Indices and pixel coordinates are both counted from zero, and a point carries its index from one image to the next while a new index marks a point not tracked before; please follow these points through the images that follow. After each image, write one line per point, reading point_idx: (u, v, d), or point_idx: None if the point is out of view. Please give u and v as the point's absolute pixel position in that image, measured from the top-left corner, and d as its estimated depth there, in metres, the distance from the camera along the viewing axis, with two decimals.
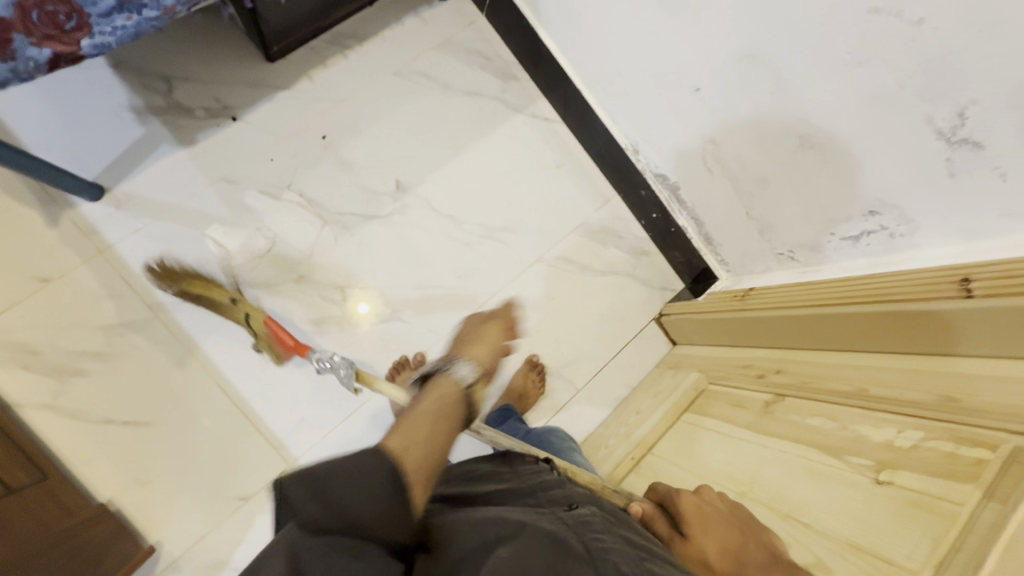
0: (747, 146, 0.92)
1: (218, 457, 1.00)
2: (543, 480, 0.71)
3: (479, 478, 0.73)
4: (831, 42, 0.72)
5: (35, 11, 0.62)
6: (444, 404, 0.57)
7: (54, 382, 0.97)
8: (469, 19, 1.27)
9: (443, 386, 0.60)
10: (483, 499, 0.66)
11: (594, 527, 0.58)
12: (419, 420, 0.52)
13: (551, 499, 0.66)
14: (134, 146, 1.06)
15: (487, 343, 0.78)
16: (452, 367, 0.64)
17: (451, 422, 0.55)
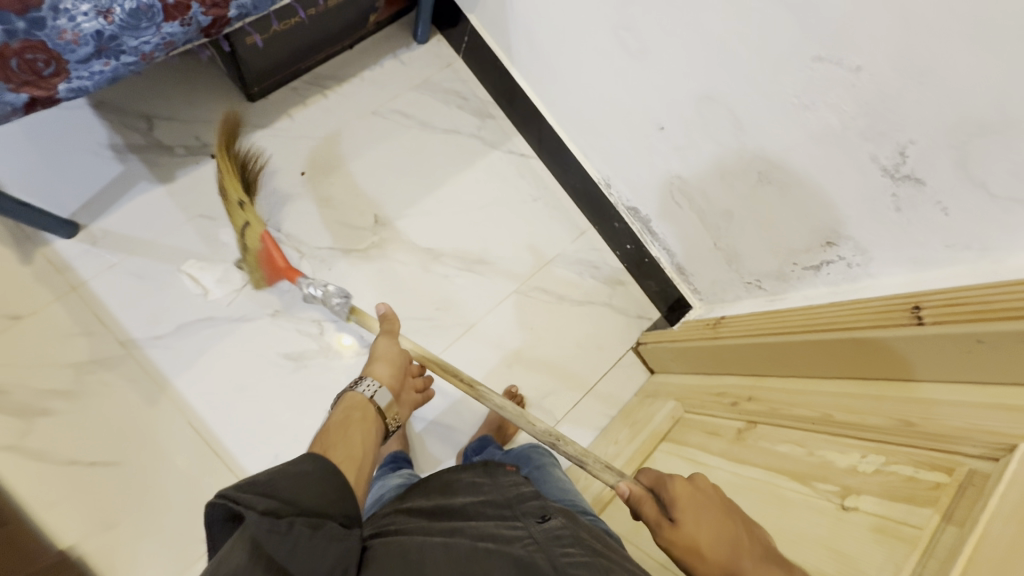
0: (710, 181, 0.96)
1: (189, 497, 0.98)
2: (519, 490, 0.72)
3: (459, 489, 0.73)
4: (780, 85, 0.76)
5: (14, 59, 0.62)
6: (353, 417, 0.70)
7: (18, 423, 0.95)
8: (447, 61, 1.32)
9: (359, 406, 0.72)
10: (461, 512, 0.67)
11: (563, 542, 0.62)
12: (344, 431, 0.67)
13: (524, 511, 0.68)
14: (113, 183, 1.07)
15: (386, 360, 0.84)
16: (360, 383, 0.76)
17: (366, 426, 0.70)
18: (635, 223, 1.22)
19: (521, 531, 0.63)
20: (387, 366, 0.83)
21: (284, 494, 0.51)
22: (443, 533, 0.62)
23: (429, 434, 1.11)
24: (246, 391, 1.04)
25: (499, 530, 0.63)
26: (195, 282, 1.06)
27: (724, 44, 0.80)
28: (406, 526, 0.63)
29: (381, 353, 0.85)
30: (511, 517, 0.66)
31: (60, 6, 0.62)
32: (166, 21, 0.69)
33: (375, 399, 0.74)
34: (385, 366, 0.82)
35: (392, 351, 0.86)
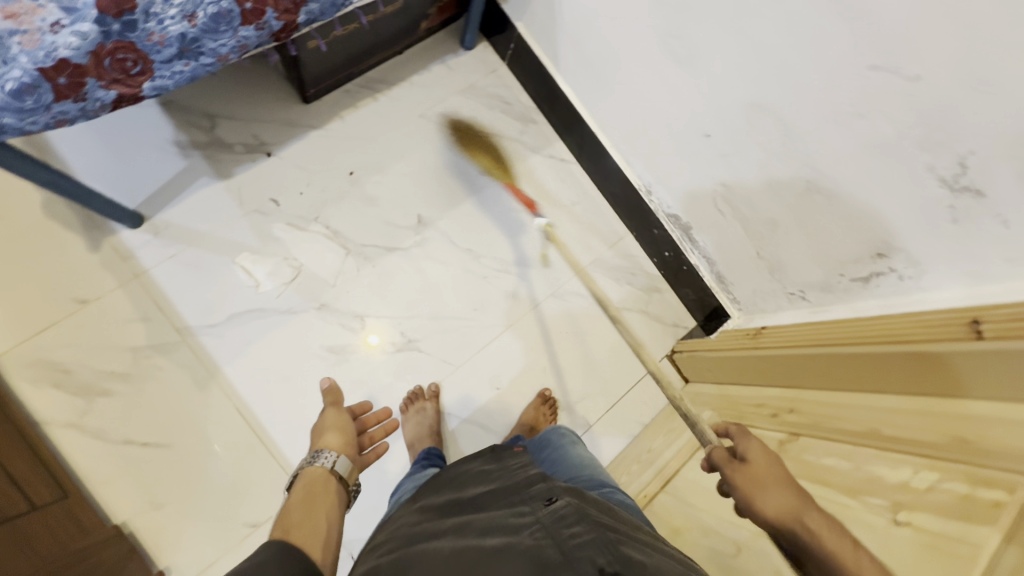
0: (756, 190, 0.96)
1: (235, 481, 1.02)
2: (526, 475, 0.73)
3: (469, 482, 0.75)
4: (834, 94, 0.76)
5: (108, 58, 0.66)
6: (315, 491, 0.76)
7: (81, 402, 0.99)
8: (492, 68, 1.35)
9: (316, 479, 0.79)
10: (474, 505, 0.70)
11: (568, 522, 0.61)
12: (308, 510, 0.72)
13: (531, 494, 0.68)
14: (176, 178, 1.11)
15: (336, 428, 0.91)
16: (316, 456, 0.82)
17: (327, 502, 0.75)
18: (674, 230, 1.22)
19: (528, 517, 0.63)
20: (338, 436, 0.89)
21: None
22: (452, 531, 0.64)
23: (464, 432, 1.13)
24: (291, 382, 1.08)
25: (507, 519, 0.64)
26: (248, 274, 1.10)
27: (778, 53, 0.80)
28: (418, 529, 0.66)
29: (329, 425, 0.91)
30: (519, 502, 0.67)
31: (150, 10, 0.66)
32: (242, 25, 0.73)
33: (335, 469, 0.81)
34: (336, 437, 0.89)
35: (342, 418, 0.94)
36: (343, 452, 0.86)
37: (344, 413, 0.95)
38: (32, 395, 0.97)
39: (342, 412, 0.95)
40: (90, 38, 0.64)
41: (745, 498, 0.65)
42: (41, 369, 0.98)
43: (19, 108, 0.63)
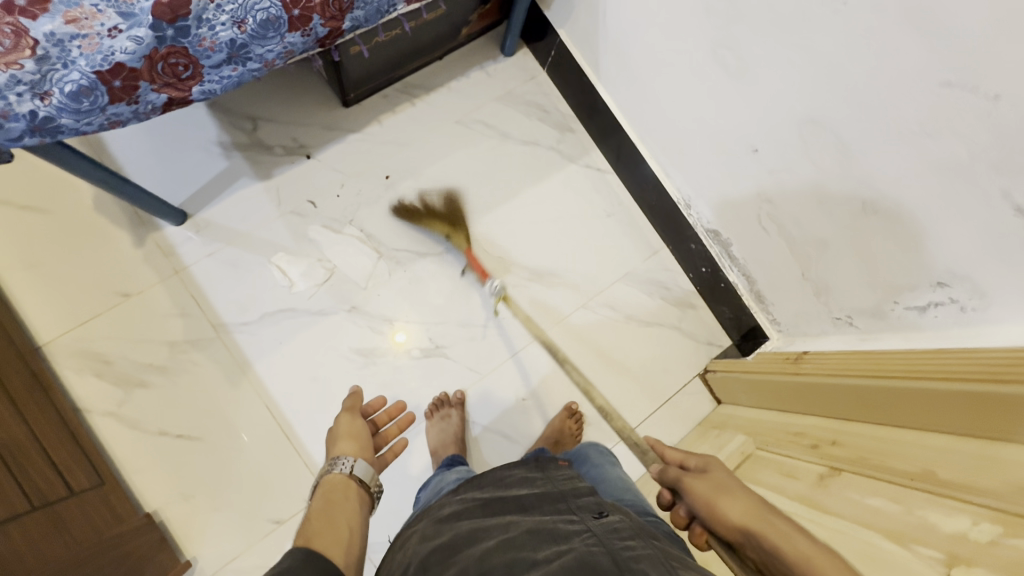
0: (806, 207, 0.92)
1: (261, 477, 1.04)
2: (574, 487, 0.74)
3: (510, 482, 0.75)
4: (900, 113, 0.71)
5: (161, 63, 0.67)
6: (334, 498, 0.74)
7: (120, 392, 1.02)
8: (531, 74, 1.33)
9: (334, 484, 0.77)
10: (520, 505, 0.69)
11: (622, 537, 0.62)
12: (327, 522, 0.69)
13: (581, 506, 0.69)
14: (218, 177, 1.13)
15: (348, 435, 0.87)
16: (336, 460, 0.81)
17: (346, 508, 0.73)
18: (712, 246, 1.19)
19: (579, 525, 0.64)
20: (352, 442, 0.86)
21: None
22: (500, 529, 0.64)
23: (487, 441, 1.12)
24: (320, 382, 1.09)
25: (557, 524, 0.64)
26: (283, 273, 1.12)
27: (840, 67, 0.75)
28: (463, 521, 0.66)
29: (341, 432, 0.88)
30: (568, 511, 0.68)
31: (203, 16, 0.67)
32: (289, 31, 0.74)
33: (356, 473, 0.80)
34: (350, 443, 0.86)
35: (357, 425, 0.91)
36: (364, 457, 0.84)
37: (358, 419, 0.92)
38: (75, 383, 1.01)
39: (356, 419, 0.91)
40: (146, 42, 0.65)
41: (706, 505, 0.65)
42: (85, 359, 1.02)
43: (77, 109, 0.64)
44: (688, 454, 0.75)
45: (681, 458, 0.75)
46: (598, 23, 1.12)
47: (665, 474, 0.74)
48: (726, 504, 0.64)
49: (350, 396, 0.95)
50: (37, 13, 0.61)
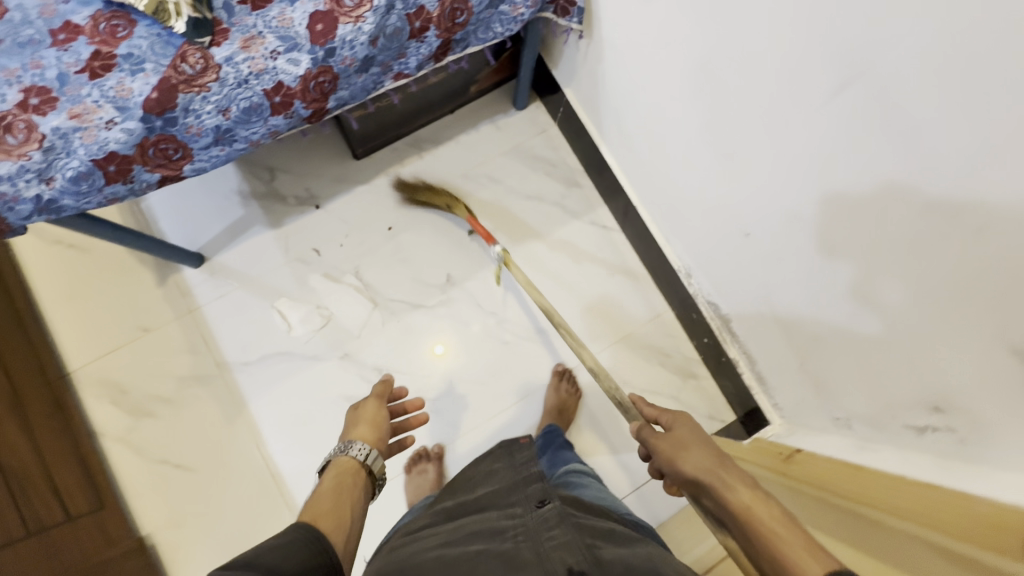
0: (862, 284, 0.72)
1: (245, 513, 1.10)
2: (528, 476, 0.74)
3: (479, 484, 0.77)
4: (886, 227, 0.64)
5: (152, 148, 0.74)
6: (345, 482, 0.69)
7: (130, 419, 1.12)
8: (541, 128, 1.33)
9: (340, 466, 0.72)
10: (475, 504, 0.71)
11: (550, 525, 0.61)
12: (334, 498, 0.66)
13: (526, 496, 0.69)
14: (235, 223, 1.22)
15: (368, 420, 0.83)
16: (348, 444, 0.76)
17: (354, 493, 0.68)
18: (741, 308, 1.02)
19: (515, 519, 0.64)
20: (369, 428, 0.81)
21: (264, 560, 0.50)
22: (446, 532, 0.64)
23: None
24: (308, 425, 1.14)
25: (496, 522, 0.64)
26: (283, 317, 1.18)
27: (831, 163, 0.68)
28: (426, 531, 0.67)
29: (364, 417, 0.83)
30: (512, 505, 0.67)
31: (190, 107, 0.73)
32: (272, 115, 0.79)
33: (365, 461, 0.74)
34: (368, 430, 0.80)
35: (378, 412, 0.85)
36: (376, 448, 0.78)
37: (385, 408, 0.87)
38: (94, 408, 1.11)
39: (382, 409, 0.86)
40: (136, 133, 0.71)
41: (669, 461, 0.67)
42: (104, 388, 1.13)
43: (76, 191, 0.72)
44: (661, 410, 0.77)
45: (655, 415, 0.77)
46: (605, 70, 1.02)
47: (644, 435, 0.75)
48: (684, 458, 0.65)
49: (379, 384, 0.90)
50: (46, 110, 0.69)
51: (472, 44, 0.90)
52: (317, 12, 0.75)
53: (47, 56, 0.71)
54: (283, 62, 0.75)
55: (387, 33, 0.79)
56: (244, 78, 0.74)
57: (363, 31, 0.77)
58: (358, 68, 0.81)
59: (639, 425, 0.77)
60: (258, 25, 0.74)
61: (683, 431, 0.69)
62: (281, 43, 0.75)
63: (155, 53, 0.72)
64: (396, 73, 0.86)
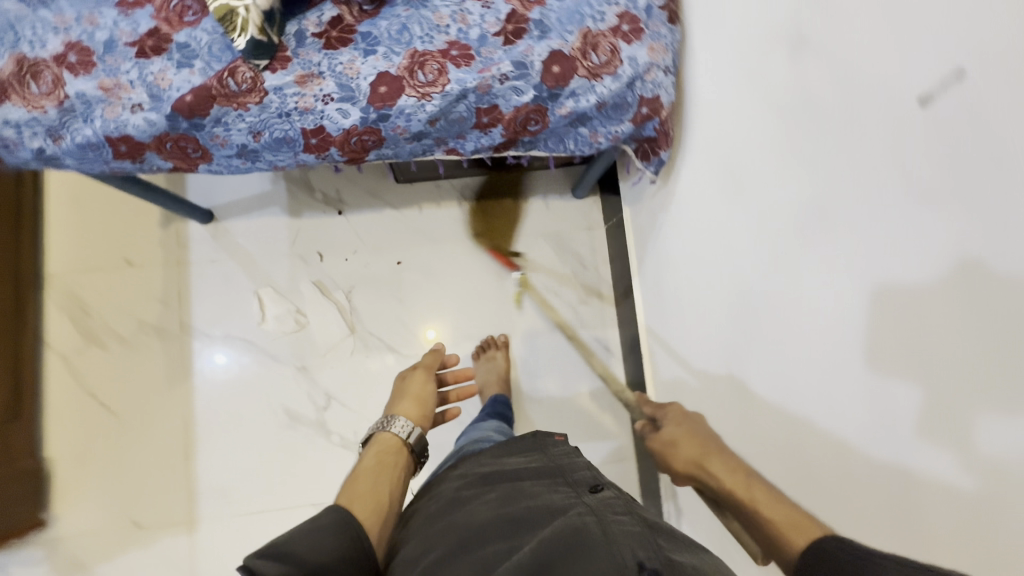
0: (938, 418, 0.45)
1: (145, 477, 1.08)
2: (571, 461, 0.67)
3: (508, 457, 0.70)
4: None
5: (170, 143, 0.70)
6: (387, 461, 0.66)
7: (82, 342, 1.11)
8: (589, 225, 1.25)
9: (383, 441, 0.70)
10: (514, 475, 0.63)
11: (615, 510, 0.54)
12: (373, 476, 0.63)
13: (575, 478, 0.62)
14: (257, 197, 1.18)
15: (411, 395, 0.80)
16: (391, 420, 0.73)
17: (395, 473, 0.65)
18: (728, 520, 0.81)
19: (571, 497, 0.56)
20: (414, 404, 0.79)
21: (297, 554, 0.49)
22: (497, 501, 0.57)
23: None
24: (239, 420, 1.11)
25: (550, 498, 0.57)
26: (260, 307, 1.15)
27: (882, 437, 0.52)
28: (467, 498, 0.60)
29: (409, 392, 0.81)
30: (560, 485, 0.60)
31: (221, 119, 0.69)
32: (304, 151, 0.74)
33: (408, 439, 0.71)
34: (412, 406, 0.78)
35: (424, 388, 0.82)
36: (422, 426, 0.75)
37: (432, 383, 0.85)
38: (53, 318, 1.11)
39: (429, 384, 0.84)
40: (157, 125, 0.67)
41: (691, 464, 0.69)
42: (70, 303, 1.12)
43: (80, 156, 0.69)
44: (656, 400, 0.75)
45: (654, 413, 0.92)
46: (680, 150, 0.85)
47: None
48: None
49: (426, 356, 0.89)
50: (79, 71, 0.66)
51: (539, 148, 0.82)
52: (386, 73, 0.70)
53: (106, 14, 0.67)
54: (333, 108, 0.70)
55: (450, 118, 0.74)
56: (287, 110, 0.70)
57: (426, 108, 0.72)
58: (409, 137, 0.75)
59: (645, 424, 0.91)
60: (322, 65, 0.69)
61: (675, 431, 0.77)
62: (339, 90, 0.70)
63: (210, 53, 0.67)
64: (449, 148, 0.80)
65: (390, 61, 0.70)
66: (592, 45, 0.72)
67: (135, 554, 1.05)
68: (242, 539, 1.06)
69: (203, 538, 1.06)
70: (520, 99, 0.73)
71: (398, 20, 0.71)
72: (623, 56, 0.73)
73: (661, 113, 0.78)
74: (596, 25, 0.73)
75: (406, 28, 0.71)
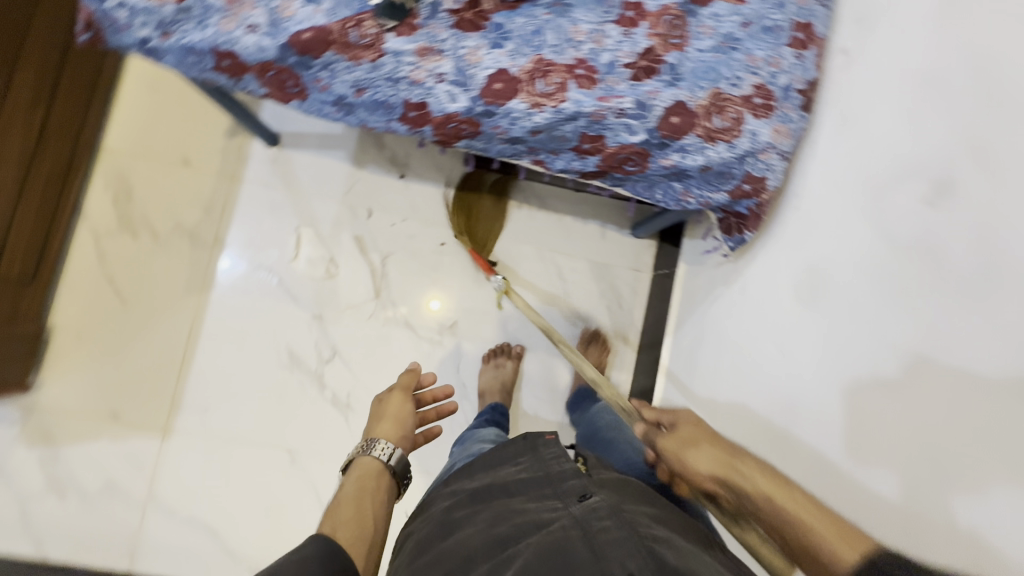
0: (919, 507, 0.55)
1: (136, 373, 1.08)
2: (556, 462, 0.63)
3: (496, 460, 0.66)
4: None
5: (272, 73, 0.68)
6: (368, 489, 0.62)
7: (116, 224, 1.10)
8: (638, 266, 1.22)
9: (362, 468, 0.65)
10: (502, 487, 0.60)
11: (603, 518, 0.53)
12: (351, 507, 0.60)
13: (562, 483, 0.59)
14: (326, 136, 1.16)
15: (390, 415, 0.73)
16: (369, 443, 0.67)
17: (376, 500, 0.62)
18: None
19: (558, 511, 0.55)
20: (394, 425, 0.72)
21: None
22: (485, 521, 0.55)
23: (304, 513, 1.07)
24: (243, 347, 1.11)
25: (537, 514, 0.55)
26: (297, 244, 1.14)
27: None
28: (456, 515, 0.58)
29: (387, 412, 0.74)
30: (547, 496, 0.58)
31: (330, 66, 0.67)
32: (398, 120, 0.73)
33: (389, 463, 0.66)
34: (392, 427, 0.71)
35: (402, 407, 0.75)
36: (404, 446, 0.70)
37: (410, 400, 0.77)
38: (94, 191, 1.10)
39: (409, 404, 0.76)
40: (265, 53, 0.65)
41: (675, 459, 0.61)
42: (115, 182, 1.11)
43: (182, 58, 0.67)
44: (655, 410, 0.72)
45: (656, 417, 0.69)
46: (772, 225, 0.84)
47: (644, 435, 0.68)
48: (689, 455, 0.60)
49: (404, 374, 0.79)
50: None
51: (624, 186, 0.82)
52: (506, 71, 0.68)
53: None
54: (442, 89, 0.68)
55: (553, 133, 0.72)
56: (397, 78, 0.67)
57: (534, 119, 0.70)
58: (505, 139, 0.74)
59: (642, 429, 0.68)
60: (446, 43, 0.67)
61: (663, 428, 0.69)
62: (455, 73, 0.68)
63: None
64: (538, 158, 0.79)
65: (514, 60, 0.68)
66: (718, 108, 0.70)
67: (106, 444, 1.05)
68: (210, 462, 1.07)
69: (174, 449, 1.06)
70: (629, 138, 0.71)
71: (536, 21, 0.68)
72: (745, 128, 0.71)
73: (761, 195, 0.76)
74: (730, 89, 0.70)
75: (540, 32, 0.68)
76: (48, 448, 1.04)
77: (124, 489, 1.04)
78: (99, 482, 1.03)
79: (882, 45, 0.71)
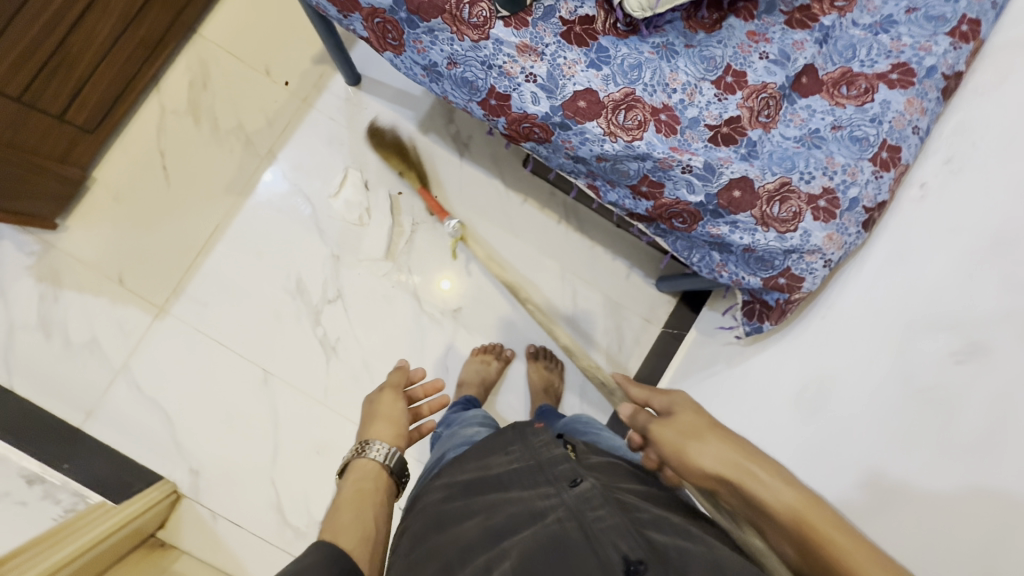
0: None
1: (153, 249, 1.11)
2: (546, 450, 0.63)
3: (486, 453, 0.66)
4: None
5: (378, 19, 0.69)
6: (366, 490, 0.58)
7: (184, 107, 1.14)
8: (650, 317, 1.22)
9: (362, 470, 0.60)
10: (496, 480, 0.60)
11: (596, 505, 0.52)
12: (349, 507, 0.55)
13: (552, 471, 0.59)
14: (403, 94, 1.19)
15: (383, 415, 0.68)
16: (366, 444, 0.63)
17: (376, 500, 0.57)
18: None
19: (551, 499, 0.54)
20: (388, 423, 0.67)
21: None
22: (481, 516, 0.55)
23: (256, 433, 1.09)
24: (256, 259, 1.13)
25: (530, 504, 0.54)
26: (340, 183, 1.16)
27: None
28: (451, 510, 0.57)
29: (379, 412, 0.68)
30: (539, 484, 0.57)
31: (434, 32, 0.68)
32: (478, 103, 0.73)
33: (389, 463, 0.61)
34: (386, 426, 0.66)
35: (394, 406, 0.69)
36: (400, 446, 0.65)
37: (401, 399, 0.71)
38: (176, 70, 1.14)
39: (401, 401, 0.70)
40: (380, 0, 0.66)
41: (673, 454, 0.54)
42: (197, 68, 1.15)
43: None
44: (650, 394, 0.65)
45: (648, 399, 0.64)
46: (793, 325, 0.84)
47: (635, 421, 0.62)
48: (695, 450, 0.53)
49: (391, 372, 0.74)
50: None
51: (666, 239, 0.82)
52: (594, 93, 0.69)
53: None
54: (529, 89, 0.69)
55: (617, 165, 0.73)
56: (491, 64, 0.68)
57: (604, 145, 0.70)
58: (570, 154, 0.74)
59: (632, 412, 0.63)
60: (548, 48, 0.68)
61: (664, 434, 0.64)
62: (547, 78, 0.69)
63: None
64: (593, 182, 0.79)
65: (606, 85, 0.69)
66: (781, 197, 0.71)
67: (102, 303, 1.08)
68: (189, 355, 1.09)
69: (161, 330, 1.09)
70: (687, 195, 0.72)
71: (638, 56, 0.70)
72: (801, 225, 0.71)
73: (794, 293, 0.75)
74: (799, 182, 0.71)
75: (639, 68, 0.69)
76: (49, 288, 1.07)
77: (103, 351, 1.07)
78: (84, 335, 1.06)
79: (962, 189, 0.71)
